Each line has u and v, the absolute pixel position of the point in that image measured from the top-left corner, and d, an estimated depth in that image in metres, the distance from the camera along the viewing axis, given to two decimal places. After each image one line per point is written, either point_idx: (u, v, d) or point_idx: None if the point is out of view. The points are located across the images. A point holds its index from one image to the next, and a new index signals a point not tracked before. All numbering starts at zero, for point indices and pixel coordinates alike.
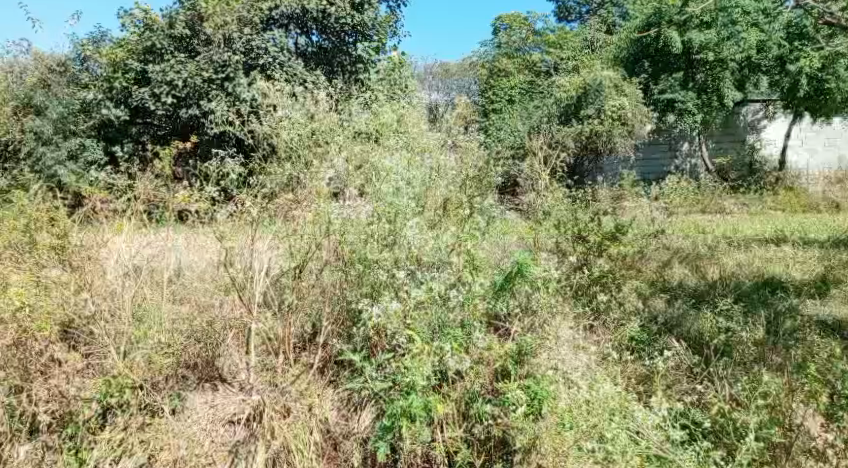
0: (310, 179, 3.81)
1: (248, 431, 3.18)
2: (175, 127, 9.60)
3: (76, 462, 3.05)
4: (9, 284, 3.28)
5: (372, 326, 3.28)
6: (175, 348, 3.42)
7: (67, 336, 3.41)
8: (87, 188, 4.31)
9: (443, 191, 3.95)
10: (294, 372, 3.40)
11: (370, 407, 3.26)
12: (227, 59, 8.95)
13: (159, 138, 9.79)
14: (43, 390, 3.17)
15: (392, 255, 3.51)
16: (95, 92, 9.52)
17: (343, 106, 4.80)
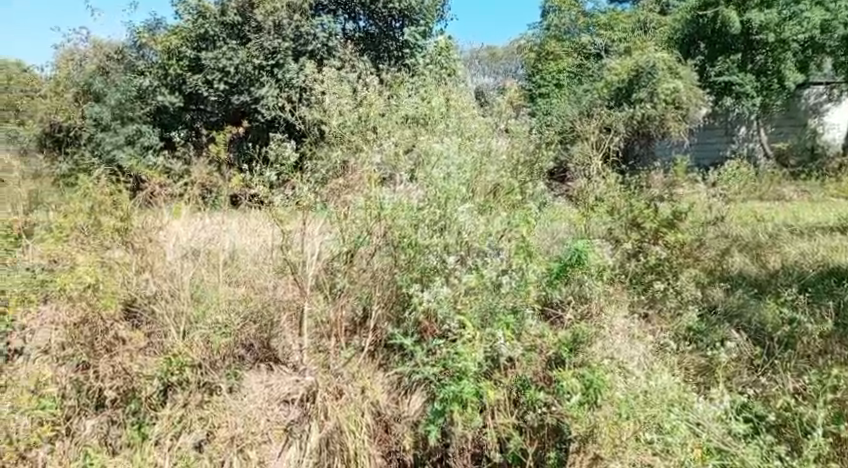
0: (361, 164, 3.83)
1: (301, 411, 3.25)
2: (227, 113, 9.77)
3: (139, 437, 3.08)
4: (76, 264, 3.46)
5: (422, 311, 3.28)
6: (232, 328, 3.52)
7: (130, 315, 3.53)
8: (147, 170, 4.43)
9: (493, 177, 3.85)
10: (344, 355, 3.43)
11: (420, 390, 3.29)
12: (277, 45, 9.11)
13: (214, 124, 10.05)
14: (107, 366, 3.20)
15: (442, 240, 3.45)
16: (151, 79, 9.81)
17: (393, 91, 4.84)
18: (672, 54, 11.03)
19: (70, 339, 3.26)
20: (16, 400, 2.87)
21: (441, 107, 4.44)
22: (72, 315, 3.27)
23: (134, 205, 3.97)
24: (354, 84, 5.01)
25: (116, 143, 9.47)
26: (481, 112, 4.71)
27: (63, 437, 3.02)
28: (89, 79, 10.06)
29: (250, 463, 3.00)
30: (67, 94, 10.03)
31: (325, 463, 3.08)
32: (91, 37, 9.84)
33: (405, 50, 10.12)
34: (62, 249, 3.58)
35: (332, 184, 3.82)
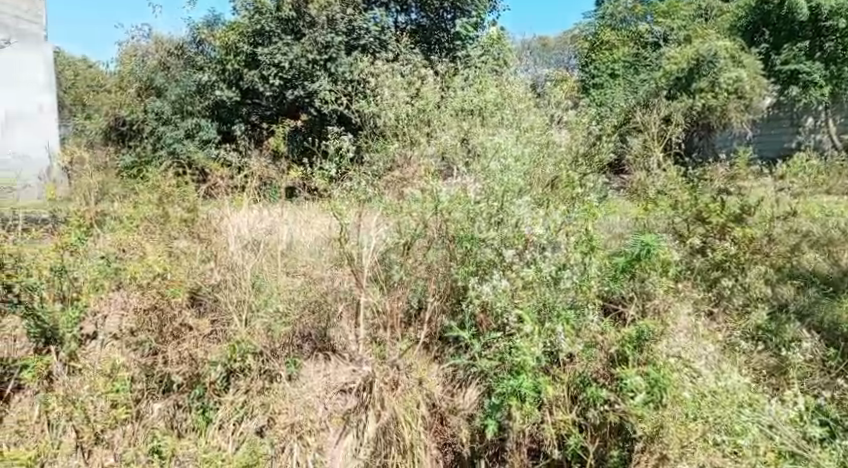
0: (418, 158, 3.94)
1: (358, 400, 3.33)
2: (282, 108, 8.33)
3: (204, 421, 3.22)
4: (146, 254, 3.60)
5: (479, 303, 3.25)
6: (291, 317, 3.64)
7: (195, 303, 3.61)
8: (209, 164, 4.55)
9: (551, 170, 3.79)
10: (400, 347, 3.45)
11: (476, 384, 3.27)
12: (330, 39, 7.87)
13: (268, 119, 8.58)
14: (175, 352, 3.30)
15: (499, 234, 3.37)
16: (210, 74, 8.60)
17: (449, 83, 4.82)
18: (734, 42, 10.54)
19: (140, 325, 3.39)
20: (93, 383, 3.01)
21: (496, 99, 4.32)
22: (143, 301, 3.39)
23: (197, 194, 4.17)
24: (410, 77, 4.95)
25: (177, 136, 8.43)
26: (539, 103, 4.60)
27: (133, 420, 3.09)
28: (152, 74, 9.56)
29: (309, 449, 3.10)
30: (131, 89, 9.59)
31: (381, 453, 3.12)
32: (152, 35, 10.20)
33: (456, 43, 9.30)
34: (134, 237, 3.76)
35: (388, 177, 3.94)
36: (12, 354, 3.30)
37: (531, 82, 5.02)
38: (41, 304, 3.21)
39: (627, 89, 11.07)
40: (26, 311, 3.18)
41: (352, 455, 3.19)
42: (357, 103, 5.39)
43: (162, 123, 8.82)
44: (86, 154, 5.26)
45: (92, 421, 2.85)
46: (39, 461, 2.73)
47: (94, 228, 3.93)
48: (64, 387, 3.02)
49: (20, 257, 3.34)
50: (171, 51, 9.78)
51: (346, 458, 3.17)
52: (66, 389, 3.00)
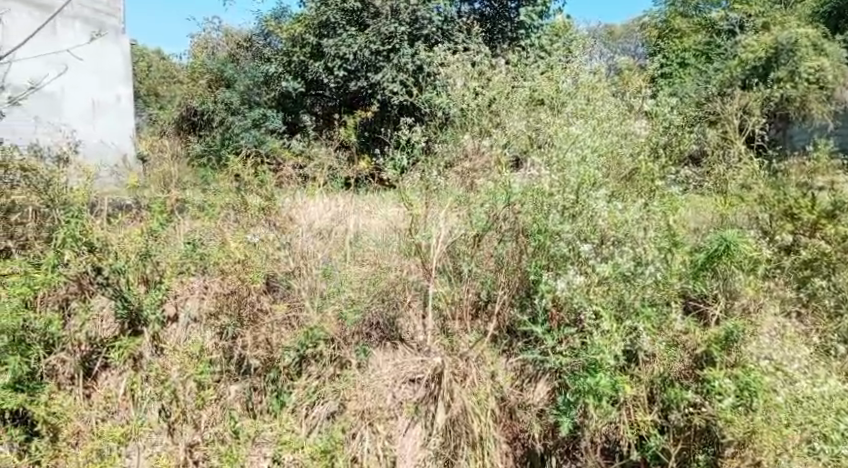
0: (492, 148, 3.84)
1: (426, 391, 3.34)
2: (346, 99, 8.00)
3: (277, 404, 3.33)
4: (227, 241, 3.67)
5: (551, 299, 3.11)
6: (362, 304, 3.64)
7: (270, 288, 3.65)
8: (284, 154, 4.71)
9: (629, 158, 3.59)
10: (470, 337, 3.43)
11: (548, 380, 3.23)
12: (393, 29, 7.40)
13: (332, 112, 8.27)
14: (253, 337, 3.40)
15: (573, 227, 3.18)
16: (275, 64, 8.29)
17: (520, 70, 4.71)
18: (816, 30, 9.84)
19: (219, 309, 3.50)
20: (182, 363, 3.17)
21: (570, 88, 4.24)
22: (225, 287, 3.51)
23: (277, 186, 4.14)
24: (481, 65, 4.88)
25: (243, 126, 7.99)
26: (615, 95, 4.43)
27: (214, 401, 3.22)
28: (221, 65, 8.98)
29: (378, 437, 3.18)
30: (202, 81, 9.20)
31: (451, 444, 3.12)
32: (220, 26, 10.48)
33: (520, 31, 8.23)
34: (218, 223, 3.87)
35: (461, 166, 3.94)
36: (98, 333, 3.39)
37: (605, 68, 4.85)
38: (128, 286, 3.34)
39: (699, 77, 10.15)
40: (115, 292, 3.32)
41: (423, 444, 3.20)
42: (428, 91, 5.39)
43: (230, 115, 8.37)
44: (165, 143, 5.45)
45: (182, 403, 3.13)
46: (128, 438, 2.98)
47: (175, 213, 3.97)
48: (152, 366, 3.25)
49: (116, 236, 3.44)
50: (242, 44, 9.56)
51: (415, 447, 3.19)
52: (153, 370, 3.23)
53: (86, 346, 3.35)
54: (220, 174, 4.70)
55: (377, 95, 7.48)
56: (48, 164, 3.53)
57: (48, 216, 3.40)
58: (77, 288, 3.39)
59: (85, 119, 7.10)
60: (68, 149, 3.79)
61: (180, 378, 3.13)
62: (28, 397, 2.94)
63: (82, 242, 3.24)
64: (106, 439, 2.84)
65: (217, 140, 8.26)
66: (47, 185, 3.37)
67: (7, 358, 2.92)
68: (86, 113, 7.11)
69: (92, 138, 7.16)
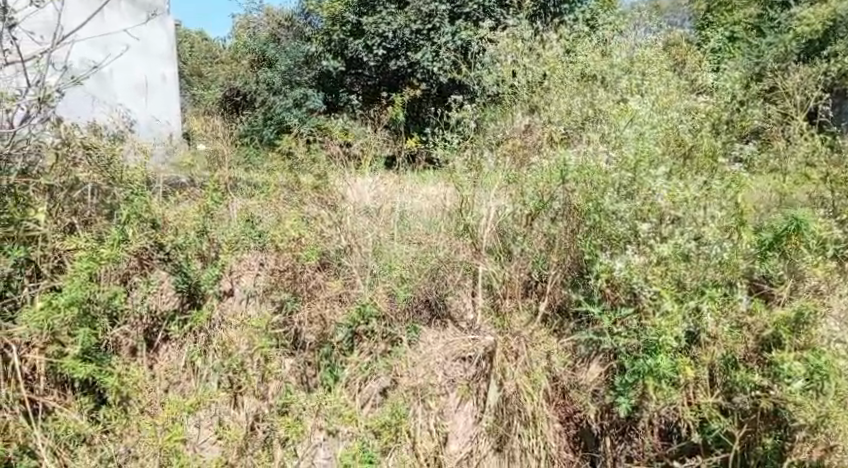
0: (543, 125, 3.86)
1: (479, 369, 3.34)
2: (385, 78, 7.94)
3: (331, 378, 3.36)
4: (282, 217, 3.83)
5: (606, 280, 3.03)
6: (412, 283, 3.63)
7: (323, 266, 3.67)
8: (333, 130, 4.63)
9: (691, 137, 3.44)
10: (521, 318, 3.38)
11: (600, 358, 3.17)
12: (434, 8, 7.38)
13: (372, 90, 8.15)
14: (307, 313, 3.48)
15: (630, 205, 3.02)
16: (315, 43, 8.24)
17: (573, 45, 4.60)
18: None
19: (275, 285, 3.59)
20: (250, 336, 3.31)
21: (624, 63, 4.13)
22: (280, 263, 3.63)
23: (326, 161, 4.24)
24: (533, 41, 4.79)
25: (285, 105, 8.15)
26: (674, 70, 4.29)
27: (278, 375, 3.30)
28: (264, 45, 9.11)
29: (431, 413, 3.20)
30: (245, 61, 9.39)
31: (505, 421, 3.11)
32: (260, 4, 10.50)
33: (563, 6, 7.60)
34: (273, 201, 3.94)
35: (509, 143, 3.87)
36: (157, 306, 3.49)
37: (661, 42, 4.73)
38: (187, 262, 3.45)
39: (751, 50, 9.66)
40: (175, 267, 3.45)
41: (475, 421, 3.23)
42: (477, 68, 5.33)
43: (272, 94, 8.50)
44: (217, 122, 5.48)
45: (249, 375, 3.23)
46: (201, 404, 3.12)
47: (228, 191, 3.98)
48: (217, 337, 3.35)
49: (173, 212, 3.59)
50: (282, 23, 9.40)
51: (469, 423, 3.24)
52: (219, 342, 3.34)
53: (147, 319, 3.45)
54: (274, 156, 4.76)
55: (417, 73, 7.50)
56: (107, 142, 3.65)
57: (109, 192, 3.55)
58: (137, 263, 3.43)
59: (137, 99, 7.25)
60: (125, 127, 3.94)
61: (250, 351, 3.28)
62: (98, 367, 3.05)
63: (145, 218, 3.44)
64: (180, 409, 3.00)
65: (258, 120, 8.37)
66: (108, 163, 3.52)
67: (79, 330, 3.01)
68: (137, 94, 7.24)
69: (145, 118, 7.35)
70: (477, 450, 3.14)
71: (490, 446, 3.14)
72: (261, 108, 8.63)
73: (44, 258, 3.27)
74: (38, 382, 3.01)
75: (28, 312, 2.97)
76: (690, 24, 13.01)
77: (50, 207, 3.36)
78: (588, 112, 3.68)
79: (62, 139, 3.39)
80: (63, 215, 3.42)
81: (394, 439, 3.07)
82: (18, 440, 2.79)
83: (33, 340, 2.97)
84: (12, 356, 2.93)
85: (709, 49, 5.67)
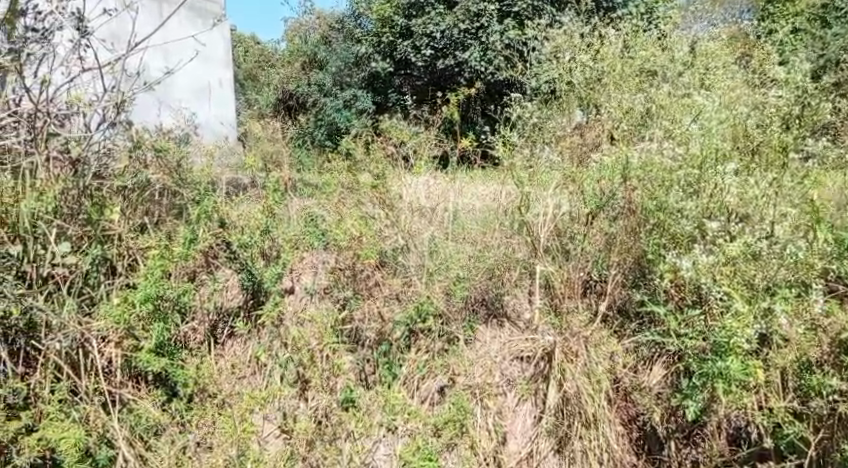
0: (604, 120, 3.79)
1: (537, 370, 3.32)
2: (433, 77, 7.96)
3: (389, 376, 3.37)
4: (342, 218, 3.91)
5: (670, 280, 2.99)
6: (468, 281, 3.62)
7: (382, 263, 3.70)
8: (388, 130, 4.68)
9: (762, 135, 3.31)
10: (581, 318, 3.27)
11: (662, 360, 3.12)
12: (482, 7, 7.28)
13: (419, 90, 8.22)
14: (368, 309, 3.54)
15: (695, 204, 2.96)
16: (365, 45, 8.39)
17: (633, 40, 4.53)
18: None
19: (333, 283, 3.71)
20: (320, 333, 3.39)
21: (686, 57, 4.08)
22: (341, 262, 3.74)
23: (385, 162, 4.21)
24: (591, 37, 4.77)
25: (336, 106, 8.44)
26: (738, 65, 4.25)
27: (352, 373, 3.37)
28: (317, 48, 9.46)
29: (489, 412, 3.21)
30: (297, 64, 9.85)
31: (564, 422, 3.07)
32: (311, 8, 10.76)
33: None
34: (333, 200, 4.06)
35: (567, 141, 3.85)
36: (223, 303, 3.61)
37: (720, 33, 4.71)
38: (252, 260, 3.55)
39: (814, 43, 9.21)
40: (241, 266, 3.54)
41: (534, 422, 3.21)
42: (533, 67, 5.35)
43: (323, 96, 8.92)
44: (276, 124, 5.62)
45: (318, 369, 3.26)
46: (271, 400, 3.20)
47: (288, 191, 4.20)
48: (282, 335, 3.46)
49: (236, 212, 3.73)
50: (333, 26, 9.61)
51: (527, 423, 3.22)
52: (290, 337, 3.41)
53: (213, 316, 3.57)
54: (331, 156, 4.81)
55: (465, 73, 7.50)
56: (176, 143, 3.92)
57: (177, 193, 3.77)
58: (203, 261, 3.59)
59: (203, 101, 7.13)
60: (190, 129, 4.26)
61: (320, 347, 3.33)
62: (170, 361, 3.17)
63: (213, 218, 3.61)
64: (252, 404, 3.06)
65: (310, 122, 8.73)
66: (177, 166, 3.79)
67: (155, 324, 3.15)
68: (203, 96, 7.12)
69: (211, 120, 7.19)
70: (537, 451, 3.12)
71: (550, 447, 3.11)
72: (312, 109, 9.09)
73: (119, 255, 3.43)
74: (115, 375, 3.15)
75: (107, 307, 3.14)
76: (749, 17, 12.53)
77: (124, 206, 3.55)
78: (653, 106, 3.55)
79: (133, 142, 3.61)
80: (133, 214, 3.60)
81: (459, 435, 3.07)
82: (98, 430, 2.92)
83: (110, 335, 3.14)
84: (93, 349, 3.09)
85: (776, 42, 5.47)
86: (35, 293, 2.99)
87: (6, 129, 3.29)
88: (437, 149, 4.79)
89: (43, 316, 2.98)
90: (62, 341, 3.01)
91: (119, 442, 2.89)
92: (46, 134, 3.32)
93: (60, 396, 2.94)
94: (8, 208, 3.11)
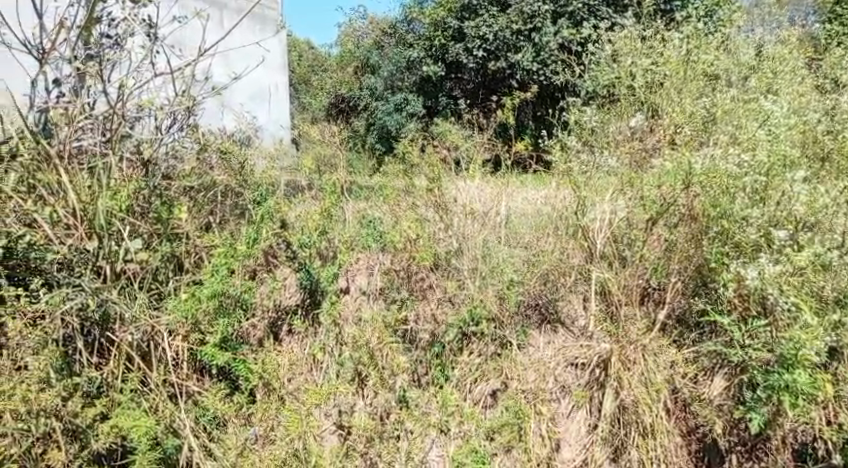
0: (665, 125, 3.73)
1: (591, 377, 3.28)
2: (486, 80, 8.02)
3: (443, 378, 3.40)
4: (398, 220, 3.99)
5: (734, 289, 2.89)
6: (522, 286, 3.63)
7: (437, 266, 3.76)
8: (443, 133, 4.72)
9: (834, 144, 3.21)
10: (638, 326, 3.22)
11: (723, 371, 3.03)
12: (537, 8, 7.25)
13: (470, 93, 8.28)
14: (425, 310, 3.62)
15: (763, 212, 2.84)
16: (417, 50, 8.51)
17: (696, 42, 4.45)
18: None
19: (389, 284, 3.78)
20: (378, 332, 3.41)
21: (752, 61, 4.02)
22: (397, 263, 3.83)
23: (439, 166, 4.21)
24: (652, 40, 4.72)
25: (387, 110, 8.62)
26: (807, 69, 4.14)
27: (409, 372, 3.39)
28: (369, 52, 9.70)
29: (543, 418, 3.16)
30: (350, 68, 10.22)
31: (620, 432, 3.04)
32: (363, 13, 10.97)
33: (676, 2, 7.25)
34: (390, 203, 4.14)
35: (626, 146, 3.71)
36: (283, 300, 3.69)
37: (787, 35, 4.60)
38: (310, 261, 3.70)
39: None
40: (300, 265, 3.69)
41: (588, 430, 3.19)
42: (589, 71, 5.34)
43: (375, 99, 9.14)
44: (331, 127, 5.73)
45: (379, 368, 3.30)
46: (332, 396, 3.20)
47: (344, 194, 4.24)
48: (337, 335, 3.52)
49: (295, 212, 3.88)
50: (385, 30, 9.79)
51: (581, 431, 3.20)
52: (347, 337, 3.48)
53: (273, 312, 3.67)
54: (387, 159, 4.91)
55: (517, 75, 7.52)
56: (240, 146, 4.13)
57: (240, 194, 3.91)
58: (264, 260, 3.70)
59: (262, 105, 7.31)
60: (252, 131, 4.49)
61: (378, 345, 3.35)
62: (233, 355, 3.35)
63: (275, 219, 3.74)
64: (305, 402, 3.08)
65: (362, 126, 9.03)
66: (240, 168, 3.95)
67: (218, 320, 3.31)
68: (263, 100, 7.30)
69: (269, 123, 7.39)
70: (592, 458, 3.09)
71: (605, 456, 3.08)
72: (364, 113, 9.36)
73: (186, 253, 3.58)
74: (182, 367, 3.27)
75: (176, 302, 3.30)
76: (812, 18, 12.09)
77: (190, 206, 3.72)
78: (715, 113, 3.46)
79: (199, 144, 3.81)
80: (200, 214, 3.77)
81: (517, 439, 3.07)
82: (166, 419, 3.02)
83: (178, 329, 3.27)
84: (162, 341, 3.23)
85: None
86: (109, 288, 3.15)
87: (83, 131, 3.49)
88: (492, 153, 4.82)
89: (117, 309, 3.13)
90: (134, 334, 3.16)
91: (185, 432, 2.99)
92: (119, 136, 3.53)
93: (132, 386, 3.07)
94: (85, 206, 3.28)
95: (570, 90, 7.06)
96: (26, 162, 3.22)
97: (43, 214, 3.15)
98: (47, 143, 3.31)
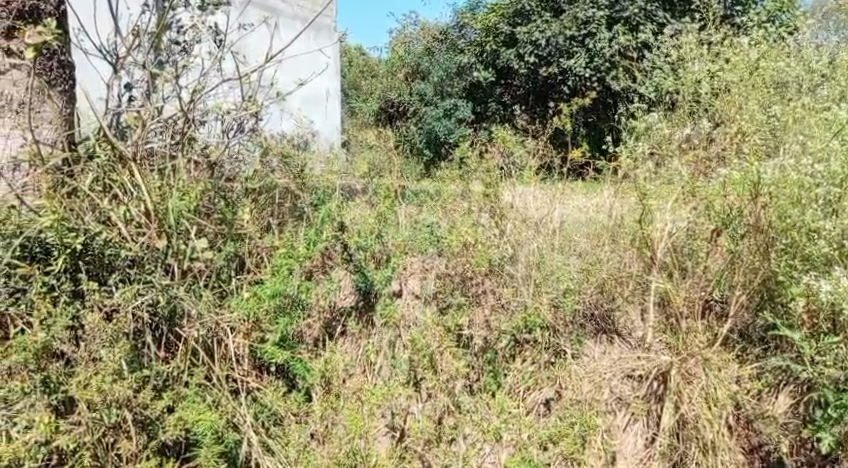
0: (730, 133, 3.65)
1: (649, 389, 3.20)
2: (535, 85, 8.67)
3: (494, 383, 3.39)
4: (453, 223, 3.99)
5: (805, 307, 2.83)
6: (577, 294, 3.56)
7: (491, 270, 3.72)
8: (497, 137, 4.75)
9: None
10: (701, 338, 3.11)
11: (789, 388, 2.97)
12: (591, 14, 7.73)
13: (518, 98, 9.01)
14: (481, 317, 3.57)
15: (838, 224, 2.72)
16: (469, 56, 9.32)
17: (762, 48, 4.37)
18: None
19: (443, 289, 3.73)
20: (440, 333, 3.45)
21: (822, 69, 3.94)
22: (454, 267, 3.78)
23: (495, 170, 4.15)
24: (715, 47, 4.67)
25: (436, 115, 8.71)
26: None
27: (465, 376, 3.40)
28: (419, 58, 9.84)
29: (599, 429, 3.13)
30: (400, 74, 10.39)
31: (680, 447, 2.96)
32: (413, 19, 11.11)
33: (734, 8, 7.39)
34: (446, 207, 4.10)
35: (691, 154, 3.64)
36: (338, 301, 3.74)
37: None
38: (365, 263, 3.76)
39: None
40: (355, 267, 3.73)
41: (645, 444, 3.12)
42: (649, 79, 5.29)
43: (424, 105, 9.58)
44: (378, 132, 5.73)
45: (437, 371, 3.35)
46: (389, 396, 3.31)
47: (398, 198, 4.25)
48: (393, 337, 3.61)
49: (352, 214, 3.96)
50: (437, 37, 10.08)
51: (638, 445, 3.13)
52: (407, 339, 3.54)
53: (327, 313, 3.70)
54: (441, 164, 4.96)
55: (568, 80, 8.02)
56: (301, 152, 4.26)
57: (298, 196, 4.01)
58: (320, 261, 3.74)
59: (316, 112, 7.48)
60: (311, 136, 4.61)
61: (439, 348, 3.39)
62: (291, 354, 3.43)
63: (335, 221, 3.84)
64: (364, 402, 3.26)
65: (411, 130, 9.17)
66: (299, 170, 4.04)
67: (278, 319, 3.43)
68: (317, 107, 7.47)
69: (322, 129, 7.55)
70: None
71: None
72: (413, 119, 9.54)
73: (248, 253, 3.71)
74: (243, 363, 3.34)
75: (239, 300, 3.46)
76: None
77: (253, 208, 3.85)
78: (785, 122, 3.37)
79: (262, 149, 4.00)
80: (260, 215, 3.89)
81: (578, 450, 3.02)
82: (228, 413, 3.12)
83: (239, 327, 3.37)
84: (226, 339, 3.32)
85: None
86: (177, 284, 3.29)
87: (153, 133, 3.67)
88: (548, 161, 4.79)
89: (183, 306, 3.25)
90: (200, 330, 3.25)
91: (246, 427, 3.08)
92: (186, 139, 3.69)
93: (197, 380, 3.17)
94: (156, 206, 3.40)
95: (625, 97, 7.36)
96: (102, 163, 3.40)
97: (117, 212, 3.30)
98: (121, 145, 3.48)
